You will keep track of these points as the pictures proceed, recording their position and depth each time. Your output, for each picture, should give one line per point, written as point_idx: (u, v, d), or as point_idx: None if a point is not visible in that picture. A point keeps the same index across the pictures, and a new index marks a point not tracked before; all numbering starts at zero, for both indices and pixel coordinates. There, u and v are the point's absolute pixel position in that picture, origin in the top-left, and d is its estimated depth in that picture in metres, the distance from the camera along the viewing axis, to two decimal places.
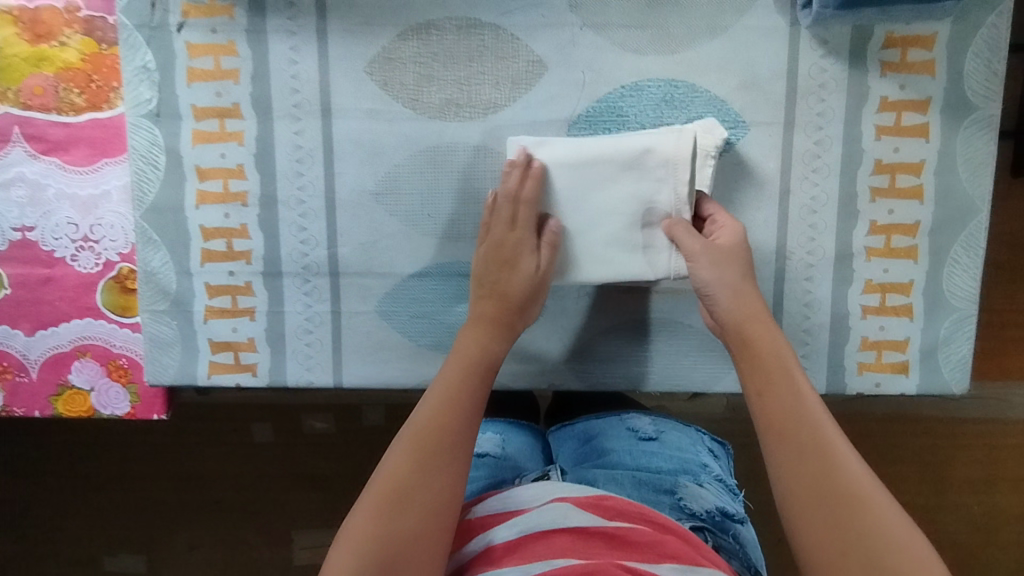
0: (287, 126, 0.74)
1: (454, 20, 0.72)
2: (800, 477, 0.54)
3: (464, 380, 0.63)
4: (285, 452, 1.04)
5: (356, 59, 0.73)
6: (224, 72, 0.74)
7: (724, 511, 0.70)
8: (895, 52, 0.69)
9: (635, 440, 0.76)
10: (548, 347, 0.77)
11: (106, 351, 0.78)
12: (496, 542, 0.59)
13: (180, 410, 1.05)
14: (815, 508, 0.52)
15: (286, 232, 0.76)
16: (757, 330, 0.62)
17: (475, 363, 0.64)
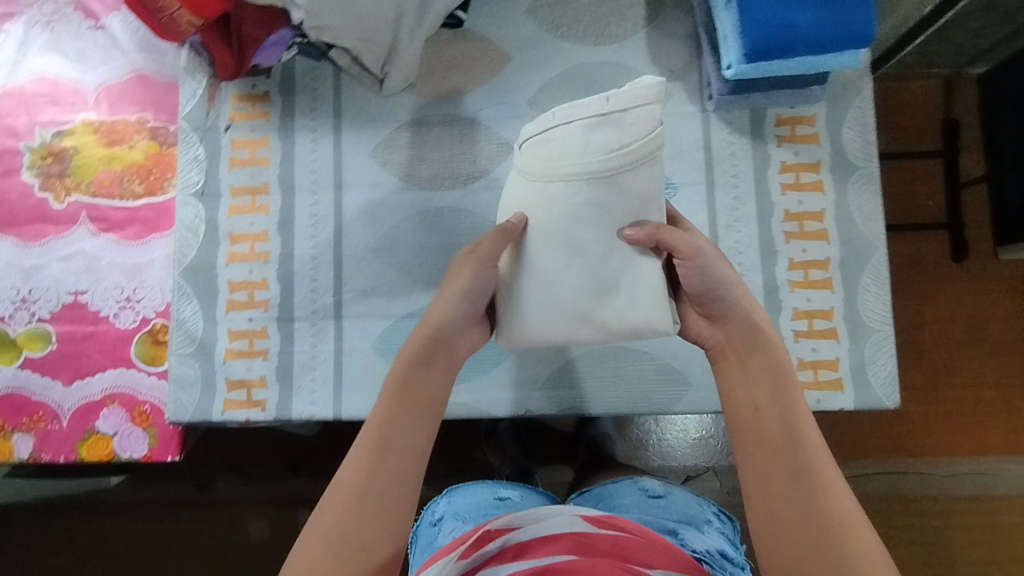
0: (305, 199, 0.87)
1: (440, 117, 0.88)
2: (795, 540, 0.54)
3: (403, 422, 0.61)
4: (282, 546, 1.17)
5: (363, 146, 0.88)
6: (257, 160, 0.88)
7: (724, 552, 0.77)
8: (786, 128, 0.87)
9: (646, 497, 0.83)
10: (527, 378, 0.84)
11: (129, 397, 0.88)
12: (508, 544, 0.62)
13: (183, 511, 1.18)
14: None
15: (300, 282, 0.85)
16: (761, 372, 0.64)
17: (433, 400, 0.63)
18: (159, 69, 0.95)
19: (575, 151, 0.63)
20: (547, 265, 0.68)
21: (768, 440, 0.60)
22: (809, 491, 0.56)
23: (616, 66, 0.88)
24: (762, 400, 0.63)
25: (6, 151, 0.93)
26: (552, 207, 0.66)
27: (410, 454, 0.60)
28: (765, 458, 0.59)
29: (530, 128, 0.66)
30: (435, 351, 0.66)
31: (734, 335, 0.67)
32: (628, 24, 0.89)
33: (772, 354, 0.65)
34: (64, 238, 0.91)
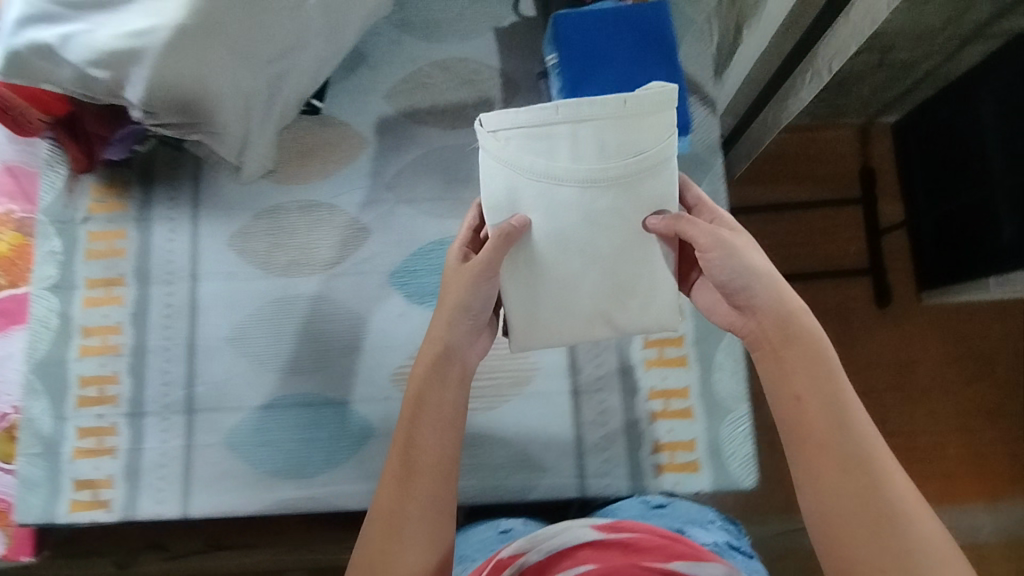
0: (160, 289, 0.87)
1: (297, 202, 0.88)
2: (842, 497, 0.59)
3: (432, 435, 0.67)
4: None
5: (219, 235, 0.88)
6: (114, 251, 0.88)
7: (731, 544, 0.77)
8: None
9: (647, 508, 0.79)
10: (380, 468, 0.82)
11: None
12: (526, 567, 0.61)
13: None
14: (863, 534, 0.57)
15: (153, 375, 0.85)
16: (798, 329, 0.65)
17: (420, 408, 0.68)
18: (27, 159, 0.95)
19: (595, 155, 0.65)
20: (565, 261, 0.70)
21: (802, 389, 0.63)
22: (856, 455, 0.59)
23: (471, 149, 0.89)
24: (803, 391, 0.63)
25: None
26: (565, 209, 0.68)
27: (433, 472, 0.65)
28: (806, 407, 0.62)
29: (522, 117, 0.64)
30: (453, 367, 0.70)
31: (772, 319, 0.65)
32: (484, 107, 0.90)
33: (819, 343, 0.64)
34: None
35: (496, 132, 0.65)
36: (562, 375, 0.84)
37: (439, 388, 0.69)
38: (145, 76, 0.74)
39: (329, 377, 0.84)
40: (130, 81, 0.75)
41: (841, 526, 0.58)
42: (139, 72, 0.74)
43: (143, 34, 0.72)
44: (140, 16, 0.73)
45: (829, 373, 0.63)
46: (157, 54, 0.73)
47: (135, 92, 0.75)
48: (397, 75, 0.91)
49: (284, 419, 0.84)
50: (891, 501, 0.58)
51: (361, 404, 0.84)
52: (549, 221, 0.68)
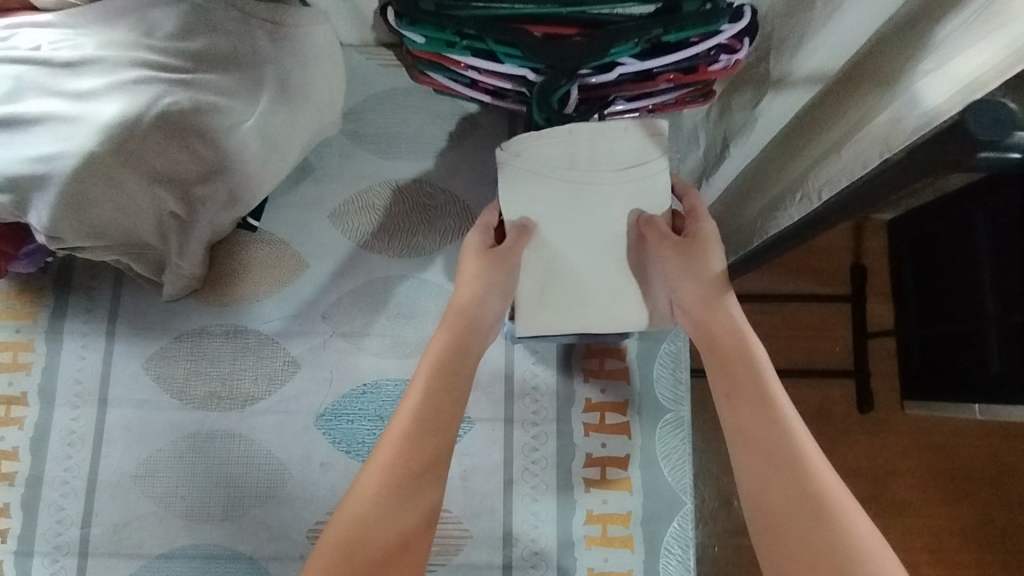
0: (65, 412, 0.79)
1: (223, 326, 0.81)
2: (768, 487, 0.55)
3: (438, 400, 0.60)
4: None
5: (135, 357, 0.80)
6: (18, 365, 0.80)
7: None
8: (594, 361, 0.80)
9: None
10: None
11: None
12: None
13: None
14: (794, 525, 0.53)
15: (46, 510, 0.77)
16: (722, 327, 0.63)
17: (445, 369, 0.61)
18: None
19: (604, 162, 0.65)
20: (574, 254, 0.68)
21: (736, 384, 0.60)
22: (784, 444, 0.56)
23: (417, 282, 0.83)
24: (733, 389, 0.60)
25: None
26: (570, 213, 0.67)
27: (429, 454, 0.58)
28: (738, 406, 0.59)
29: (546, 139, 0.65)
30: (460, 351, 0.63)
31: (705, 306, 0.64)
32: (434, 236, 0.84)
33: (750, 352, 0.61)
34: None
35: (518, 153, 0.65)
36: (494, 546, 0.76)
37: (446, 341, 0.63)
38: (48, 201, 0.68)
39: (239, 528, 0.77)
40: (34, 204, 0.68)
41: (777, 536, 0.53)
42: (41, 197, 0.67)
43: (48, 159, 0.66)
44: (47, 140, 0.66)
45: (756, 370, 0.60)
46: (63, 181, 0.67)
47: (38, 216, 0.69)
48: (344, 194, 0.85)
49: (186, 574, 0.75)
50: (834, 498, 0.53)
51: (271, 563, 0.76)
52: (559, 231, 0.67)
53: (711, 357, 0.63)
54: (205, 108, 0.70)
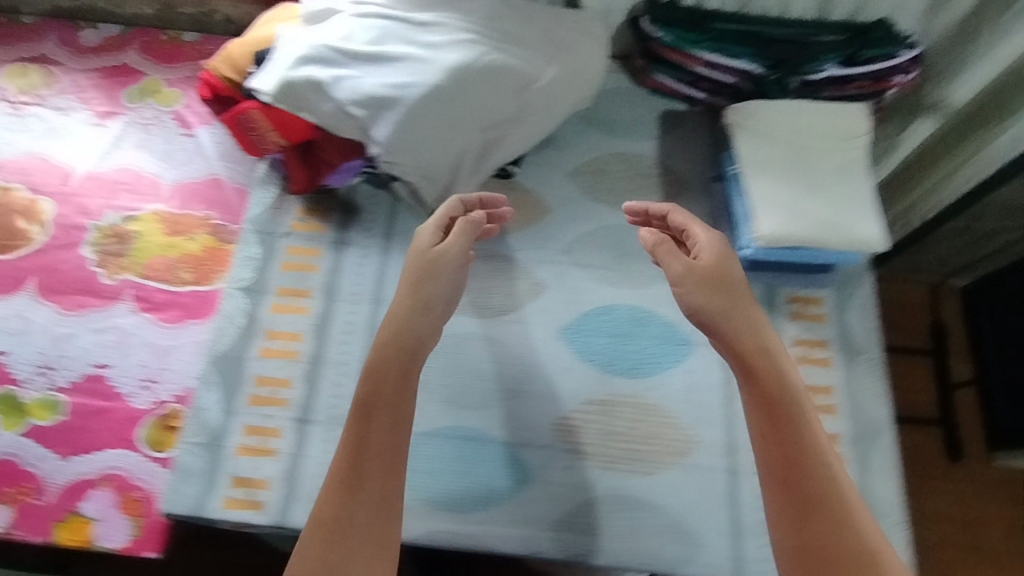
0: (345, 307, 0.92)
1: (482, 251, 0.95)
2: (812, 491, 0.66)
3: (385, 431, 0.70)
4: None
5: (407, 268, 0.94)
6: (307, 267, 0.94)
7: None
8: (797, 306, 0.94)
9: None
10: (536, 508, 0.83)
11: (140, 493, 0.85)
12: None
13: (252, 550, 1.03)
14: (828, 519, 0.65)
15: (325, 386, 0.87)
16: (762, 355, 0.74)
17: (361, 413, 0.71)
18: (233, 175, 1.04)
19: (823, 131, 0.86)
20: (789, 187, 0.82)
21: (765, 396, 0.71)
22: (796, 451, 0.68)
23: None
24: (750, 404, 0.72)
25: (73, 226, 0.99)
26: (787, 161, 0.84)
27: (384, 431, 0.70)
28: (766, 429, 0.70)
29: (775, 106, 0.87)
30: (401, 339, 0.75)
31: (750, 352, 0.74)
32: (655, 198, 1.00)
33: (787, 390, 0.72)
34: (102, 312, 0.94)
35: (752, 116, 0.87)
36: (718, 452, 0.86)
37: (370, 375, 0.73)
38: (393, 119, 0.85)
39: (495, 416, 0.87)
40: (380, 121, 0.85)
41: (809, 531, 0.65)
42: (390, 115, 0.85)
43: (403, 87, 0.84)
44: (404, 72, 0.85)
45: (778, 378, 0.72)
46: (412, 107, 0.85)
47: (380, 130, 0.86)
48: (581, 159, 1.03)
49: (448, 453, 0.85)
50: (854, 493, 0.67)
51: (522, 448, 0.86)
52: (784, 175, 0.83)
53: (745, 368, 0.73)
54: (514, 68, 0.90)
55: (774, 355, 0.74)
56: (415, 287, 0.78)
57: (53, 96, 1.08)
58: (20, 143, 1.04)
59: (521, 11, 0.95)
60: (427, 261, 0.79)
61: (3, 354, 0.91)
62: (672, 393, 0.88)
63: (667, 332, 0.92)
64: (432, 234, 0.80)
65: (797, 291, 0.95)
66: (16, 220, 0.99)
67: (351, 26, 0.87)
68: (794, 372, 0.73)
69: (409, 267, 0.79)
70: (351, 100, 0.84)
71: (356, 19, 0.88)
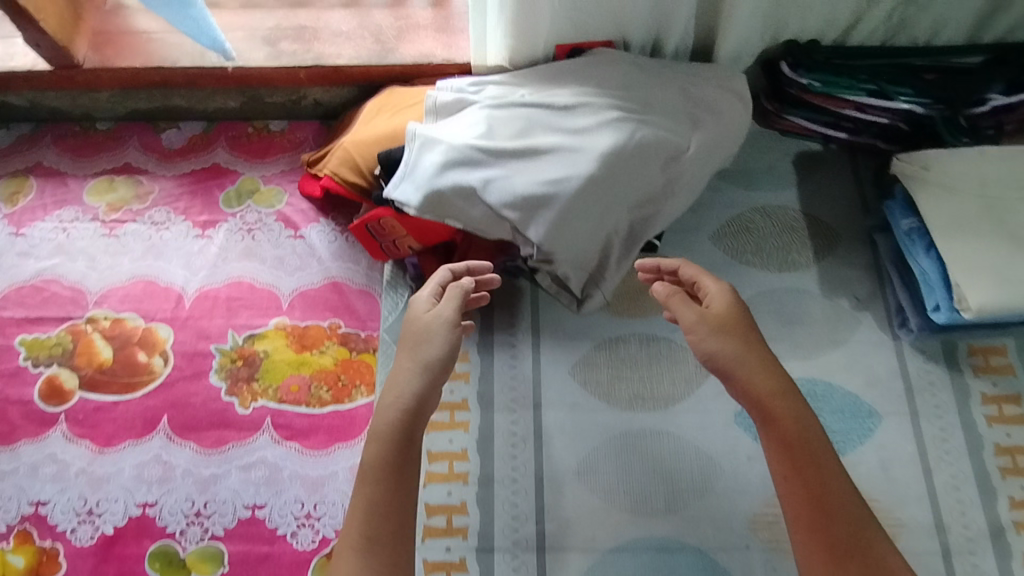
0: (505, 416, 0.86)
1: (637, 336, 0.89)
2: (845, 536, 0.65)
3: (371, 491, 0.66)
4: None
5: (561, 364, 0.88)
6: (456, 375, 0.88)
7: None
8: (978, 358, 0.87)
9: None
10: None
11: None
12: None
13: None
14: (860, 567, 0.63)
15: (500, 506, 0.82)
16: (781, 397, 0.70)
17: (379, 474, 0.67)
18: (352, 276, 0.97)
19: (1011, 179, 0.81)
20: (991, 246, 0.78)
21: (805, 442, 0.68)
22: (835, 498, 0.66)
23: (801, 293, 0.91)
24: (818, 451, 0.68)
25: (196, 353, 0.93)
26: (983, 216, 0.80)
27: (395, 496, 0.66)
28: (832, 470, 0.68)
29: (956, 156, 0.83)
30: (410, 401, 0.70)
31: (768, 397, 0.70)
32: (807, 253, 0.93)
33: (810, 432, 0.69)
34: (245, 446, 0.89)
35: (931, 168, 0.82)
36: (930, 534, 0.79)
37: (372, 439, 0.69)
38: (549, 216, 0.79)
39: (684, 520, 0.81)
40: (534, 219, 0.79)
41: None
42: (545, 211, 0.78)
43: (559, 180, 0.78)
44: (557, 166, 0.78)
45: (801, 423, 0.69)
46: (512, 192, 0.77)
47: (536, 228, 0.79)
48: (721, 219, 0.96)
49: (641, 567, 0.79)
50: (873, 534, 0.65)
51: (719, 553, 0.79)
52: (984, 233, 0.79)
53: (762, 414, 0.70)
54: (664, 140, 0.82)
55: (796, 397, 0.70)
56: (412, 351, 0.72)
57: (147, 210, 1.01)
58: (124, 267, 0.99)
59: (653, 76, 0.87)
60: (420, 328, 0.73)
61: (151, 504, 0.86)
62: (868, 473, 0.82)
63: (849, 404, 0.85)
64: (427, 301, 0.75)
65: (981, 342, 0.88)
66: (136, 353, 0.94)
67: (489, 120, 0.80)
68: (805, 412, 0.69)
69: (422, 319, 0.74)
70: (503, 201, 0.78)
71: (491, 110, 0.81)
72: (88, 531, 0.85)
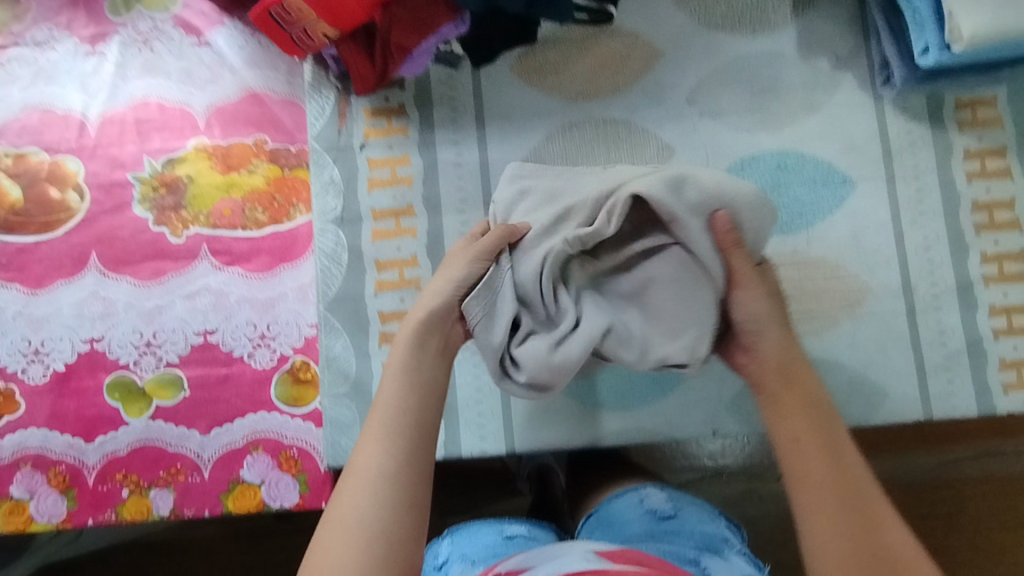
0: (454, 218, 0.80)
1: (594, 121, 0.81)
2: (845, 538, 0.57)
3: (398, 412, 0.60)
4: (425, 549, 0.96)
5: (511, 158, 0.81)
6: (398, 179, 0.81)
7: None
8: (966, 112, 0.79)
9: None
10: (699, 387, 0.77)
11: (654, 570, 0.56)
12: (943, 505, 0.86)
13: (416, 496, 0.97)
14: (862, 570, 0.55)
15: None
16: (795, 379, 0.64)
17: (412, 399, 0.61)
18: (273, 86, 0.87)
19: None
20: None
21: (805, 426, 0.62)
22: (849, 490, 0.58)
23: (775, 57, 0.81)
24: (805, 434, 0.62)
25: (114, 184, 0.85)
26: None
27: (417, 415, 0.61)
28: (821, 460, 0.60)
29: None
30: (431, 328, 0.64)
31: (781, 375, 0.64)
32: (783, 11, 0.82)
33: (824, 412, 0.63)
34: (185, 275, 0.85)
35: None
36: (895, 297, 0.77)
37: (401, 373, 0.63)
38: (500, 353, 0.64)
39: None
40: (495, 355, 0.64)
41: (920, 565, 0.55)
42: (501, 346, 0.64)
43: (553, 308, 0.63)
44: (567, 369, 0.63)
45: (814, 406, 0.63)
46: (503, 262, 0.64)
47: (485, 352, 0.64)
48: None
49: None
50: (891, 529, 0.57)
51: None
52: None
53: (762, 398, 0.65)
54: None
55: (803, 374, 0.65)
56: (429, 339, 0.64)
57: (25, 28, 0.88)
58: (13, 97, 0.87)
59: None
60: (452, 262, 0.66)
61: (98, 340, 0.84)
62: (836, 242, 0.78)
63: (821, 173, 0.79)
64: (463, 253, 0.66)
65: (971, 93, 0.79)
66: (47, 189, 0.85)
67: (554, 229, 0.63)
68: (818, 394, 0.64)
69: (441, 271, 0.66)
70: (470, 301, 0.64)
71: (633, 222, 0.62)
72: (39, 371, 0.83)
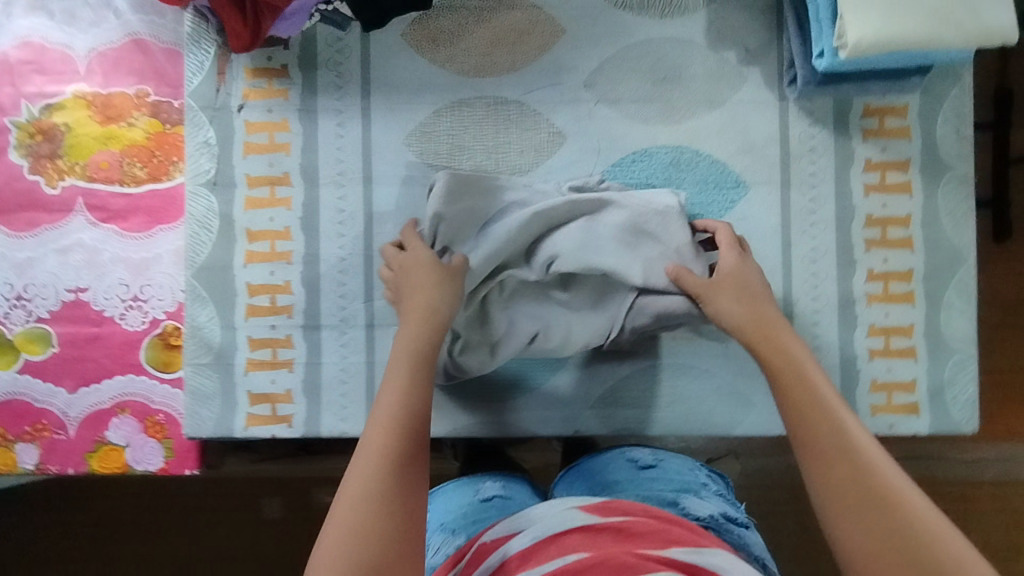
0: (331, 192, 0.77)
1: (484, 99, 0.77)
2: (838, 483, 0.55)
3: (409, 385, 0.61)
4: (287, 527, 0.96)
5: (395, 132, 0.77)
6: (277, 146, 0.77)
7: None
8: (872, 120, 0.75)
9: None
10: (566, 384, 0.76)
11: (639, 520, 0.56)
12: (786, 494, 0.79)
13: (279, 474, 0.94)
14: (858, 511, 0.52)
15: (327, 286, 0.77)
16: (768, 337, 0.66)
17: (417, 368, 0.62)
18: (158, 34, 0.82)
19: None
20: None
21: (792, 385, 0.62)
22: (842, 444, 0.56)
23: (683, 44, 0.76)
24: (791, 389, 0.62)
25: None
26: None
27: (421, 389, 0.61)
28: (814, 413, 0.59)
29: None
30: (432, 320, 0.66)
31: (759, 334, 0.66)
32: None
33: (808, 369, 0.63)
34: (59, 229, 0.82)
35: None
36: None
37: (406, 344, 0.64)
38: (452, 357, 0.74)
39: None
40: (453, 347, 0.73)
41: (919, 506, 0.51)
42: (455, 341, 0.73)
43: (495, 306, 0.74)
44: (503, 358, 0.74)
45: (797, 364, 0.64)
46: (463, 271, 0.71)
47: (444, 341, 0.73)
48: None
49: None
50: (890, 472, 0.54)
51: None
52: None
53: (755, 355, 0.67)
54: None
55: (779, 328, 0.67)
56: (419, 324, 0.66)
57: None
58: None
59: None
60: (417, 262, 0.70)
61: None
62: None
63: (714, 174, 0.76)
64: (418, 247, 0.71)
65: (880, 100, 0.75)
66: None
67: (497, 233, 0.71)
68: (799, 347, 0.65)
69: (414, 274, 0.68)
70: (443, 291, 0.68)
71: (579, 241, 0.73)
72: None
